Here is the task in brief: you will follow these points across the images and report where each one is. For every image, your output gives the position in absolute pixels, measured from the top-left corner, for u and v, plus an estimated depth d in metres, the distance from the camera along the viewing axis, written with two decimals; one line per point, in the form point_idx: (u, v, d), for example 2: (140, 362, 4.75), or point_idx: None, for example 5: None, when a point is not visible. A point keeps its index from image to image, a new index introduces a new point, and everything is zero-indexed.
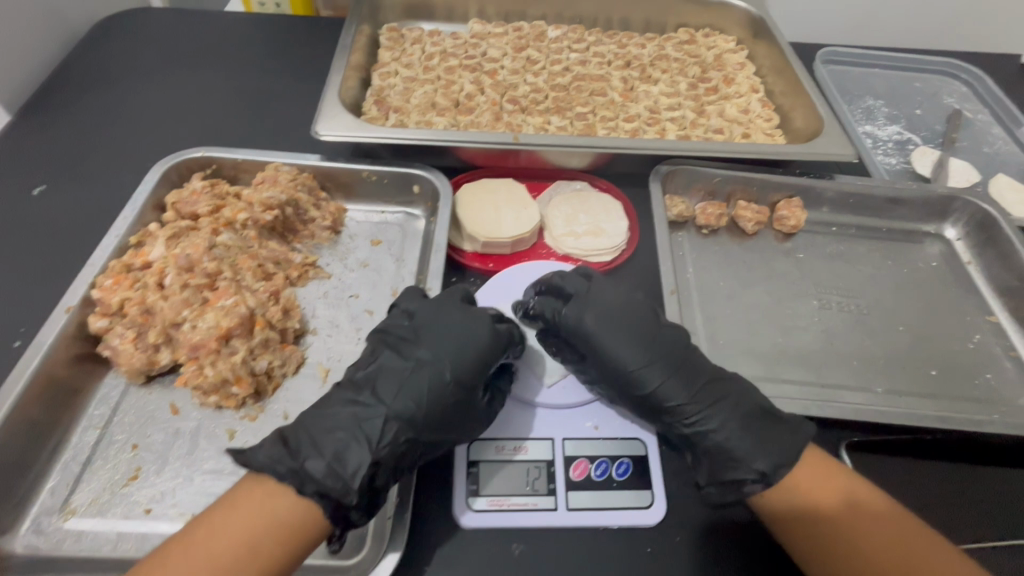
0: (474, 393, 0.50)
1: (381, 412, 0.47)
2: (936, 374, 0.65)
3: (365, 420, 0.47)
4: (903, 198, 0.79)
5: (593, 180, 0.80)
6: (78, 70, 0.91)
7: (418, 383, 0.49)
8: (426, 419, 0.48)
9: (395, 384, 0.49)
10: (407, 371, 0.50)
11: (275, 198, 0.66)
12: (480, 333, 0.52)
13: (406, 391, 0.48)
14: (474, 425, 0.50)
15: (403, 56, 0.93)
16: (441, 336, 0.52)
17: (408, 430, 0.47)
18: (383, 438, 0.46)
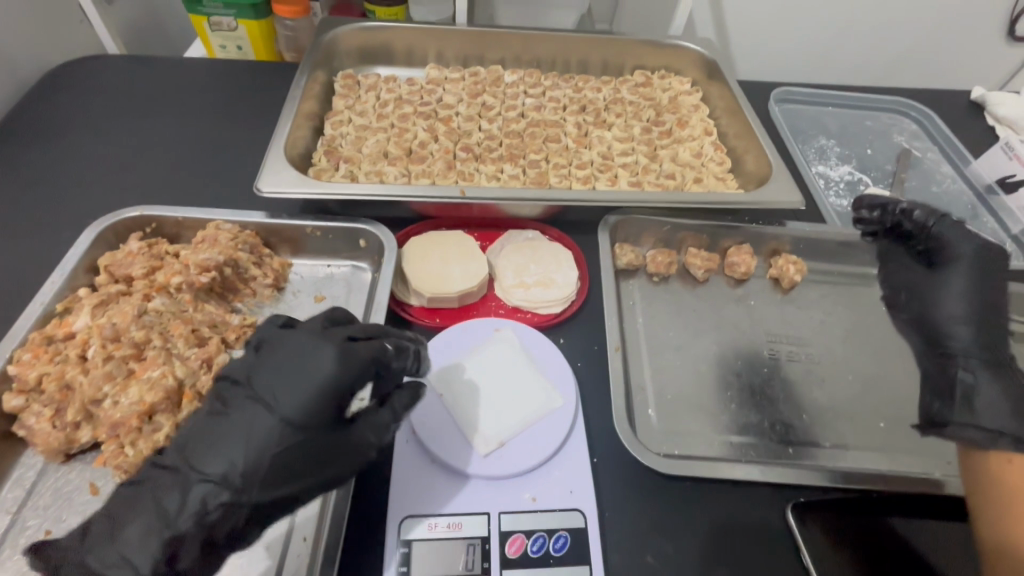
0: (305, 442, 0.45)
1: (186, 479, 0.43)
2: (885, 426, 0.65)
3: (165, 490, 0.43)
4: (851, 242, 0.80)
5: (545, 229, 0.80)
6: (24, 122, 0.90)
7: (232, 441, 0.44)
8: (243, 481, 0.43)
9: (209, 442, 0.44)
10: (228, 424, 0.45)
11: (213, 259, 0.64)
12: (313, 372, 0.45)
13: (223, 451, 0.43)
14: (307, 477, 0.45)
15: (357, 103, 0.93)
16: (270, 379, 0.45)
17: (220, 497, 0.42)
18: (187, 509, 0.42)
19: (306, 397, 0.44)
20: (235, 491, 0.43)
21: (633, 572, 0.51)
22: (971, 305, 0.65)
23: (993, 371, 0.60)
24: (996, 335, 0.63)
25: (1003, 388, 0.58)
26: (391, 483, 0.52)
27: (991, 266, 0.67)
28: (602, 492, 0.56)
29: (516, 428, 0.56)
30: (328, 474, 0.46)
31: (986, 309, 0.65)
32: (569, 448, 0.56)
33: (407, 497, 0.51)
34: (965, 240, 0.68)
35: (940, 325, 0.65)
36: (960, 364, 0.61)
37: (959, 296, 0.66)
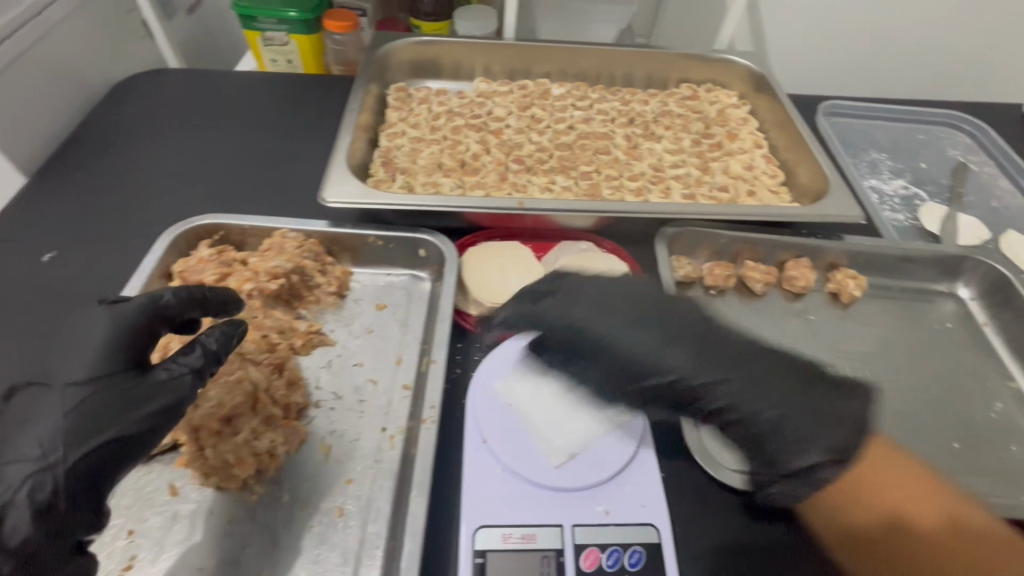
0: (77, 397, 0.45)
1: None
2: (959, 447, 0.63)
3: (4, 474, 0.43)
4: (913, 256, 0.78)
5: (599, 241, 0.80)
6: (94, 133, 0.94)
7: (24, 422, 0.45)
8: (45, 446, 0.43)
9: (26, 424, 0.45)
10: (18, 414, 0.46)
11: (283, 266, 0.66)
12: (88, 335, 0.49)
13: (32, 426, 0.45)
14: (94, 426, 0.45)
15: (410, 116, 0.94)
16: (67, 357, 0.49)
17: (24, 469, 0.43)
18: (6, 486, 0.42)
19: (92, 354, 0.48)
20: (44, 460, 0.43)
21: None
22: (639, 342, 0.56)
23: (743, 387, 0.55)
24: (713, 349, 0.57)
25: (811, 422, 0.53)
26: (464, 493, 0.52)
27: (629, 291, 0.60)
28: (673, 507, 0.55)
29: (586, 441, 0.55)
30: (99, 423, 0.45)
31: (691, 339, 0.57)
32: (639, 462, 0.55)
33: (480, 505, 0.51)
34: (592, 316, 0.58)
35: (682, 385, 0.55)
36: (740, 421, 0.55)
37: (673, 353, 0.56)
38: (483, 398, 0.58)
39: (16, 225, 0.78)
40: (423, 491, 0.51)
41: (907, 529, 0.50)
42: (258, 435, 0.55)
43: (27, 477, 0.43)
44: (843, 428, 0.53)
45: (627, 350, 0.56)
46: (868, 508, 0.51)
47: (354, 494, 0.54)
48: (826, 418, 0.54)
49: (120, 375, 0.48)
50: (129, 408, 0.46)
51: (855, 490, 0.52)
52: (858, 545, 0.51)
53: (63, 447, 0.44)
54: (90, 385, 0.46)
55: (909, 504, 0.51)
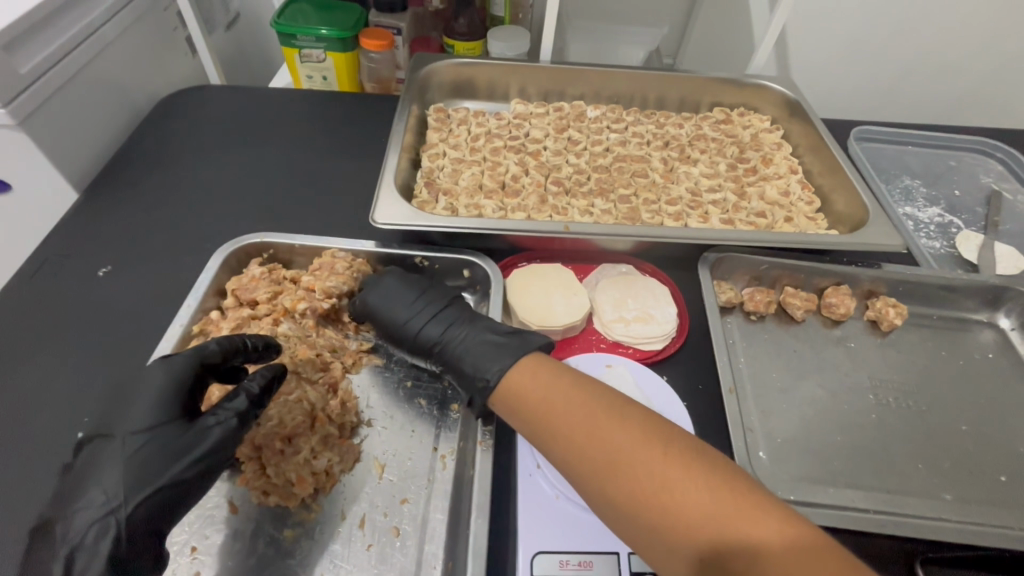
0: (138, 444, 0.47)
1: (59, 517, 0.44)
2: (1006, 480, 0.63)
3: (72, 521, 0.44)
4: (953, 286, 0.79)
5: (639, 264, 0.81)
6: (141, 147, 0.96)
7: (90, 470, 0.46)
8: (112, 492, 0.45)
9: (92, 471, 0.46)
10: (84, 462, 0.47)
11: (337, 287, 0.68)
12: (141, 383, 0.50)
13: (96, 473, 0.46)
14: (156, 472, 0.46)
15: (450, 136, 0.96)
16: (124, 405, 0.50)
17: (95, 514, 0.44)
18: (74, 531, 0.43)
19: (150, 401, 0.49)
20: (111, 505, 0.44)
21: None
22: (423, 330, 0.63)
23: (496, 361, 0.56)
24: (472, 341, 0.59)
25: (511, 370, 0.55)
26: (520, 516, 0.53)
27: (397, 284, 0.68)
28: None
29: None
30: (162, 468, 0.46)
31: (444, 325, 0.62)
32: None
33: (537, 531, 0.52)
34: (381, 300, 0.66)
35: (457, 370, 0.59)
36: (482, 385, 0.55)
37: (431, 335, 0.62)
38: None
39: (67, 236, 0.79)
40: (482, 512, 0.52)
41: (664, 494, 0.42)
42: (317, 453, 0.56)
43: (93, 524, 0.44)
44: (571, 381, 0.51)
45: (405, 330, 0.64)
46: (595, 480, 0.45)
47: (409, 514, 0.55)
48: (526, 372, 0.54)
49: (173, 422, 0.48)
50: (185, 453, 0.47)
51: (548, 435, 0.49)
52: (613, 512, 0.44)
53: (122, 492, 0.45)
54: (147, 430, 0.47)
55: (653, 467, 0.43)
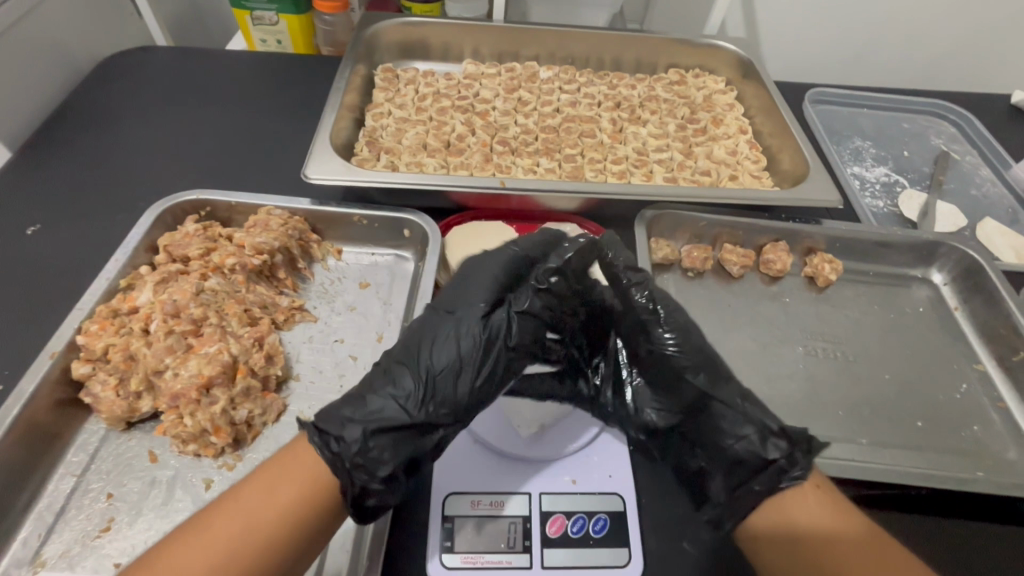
0: (479, 345, 0.55)
1: (409, 387, 0.51)
2: (921, 426, 0.64)
3: (408, 396, 0.51)
4: (889, 242, 0.80)
5: (583, 222, 0.79)
6: (76, 105, 0.93)
7: (443, 352, 0.54)
8: (444, 391, 0.52)
9: (438, 353, 0.54)
10: (438, 339, 0.55)
11: (268, 243, 0.67)
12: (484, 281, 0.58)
13: (432, 362, 0.53)
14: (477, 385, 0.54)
15: (397, 96, 0.95)
16: (466, 294, 0.58)
17: (424, 401, 0.51)
18: (421, 412, 0.51)
19: (504, 313, 0.57)
20: (441, 398, 0.52)
21: (672, 557, 0.51)
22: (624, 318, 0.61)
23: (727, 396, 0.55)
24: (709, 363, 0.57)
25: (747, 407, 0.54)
26: (436, 461, 0.55)
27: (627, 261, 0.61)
28: (643, 479, 0.56)
29: (556, 415, 0.58)
30: (478, 387, 0.54)
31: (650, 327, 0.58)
32: (608, 433, 0.58)
33: (452, 475, 0.54)
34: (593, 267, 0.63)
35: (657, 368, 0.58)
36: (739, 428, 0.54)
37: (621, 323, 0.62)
38: None
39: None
40: None
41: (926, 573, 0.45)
42: (238, 404, 0.56)
43: (386, 406, 0.50)
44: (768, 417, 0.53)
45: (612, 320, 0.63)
46: (838, 520, 0.47)
47: None
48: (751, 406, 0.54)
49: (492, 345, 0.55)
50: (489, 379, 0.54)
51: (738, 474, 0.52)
52: (828, 546, 0.46)
53: (436, 396, 0.52)
54: (474, 338, 0.55)
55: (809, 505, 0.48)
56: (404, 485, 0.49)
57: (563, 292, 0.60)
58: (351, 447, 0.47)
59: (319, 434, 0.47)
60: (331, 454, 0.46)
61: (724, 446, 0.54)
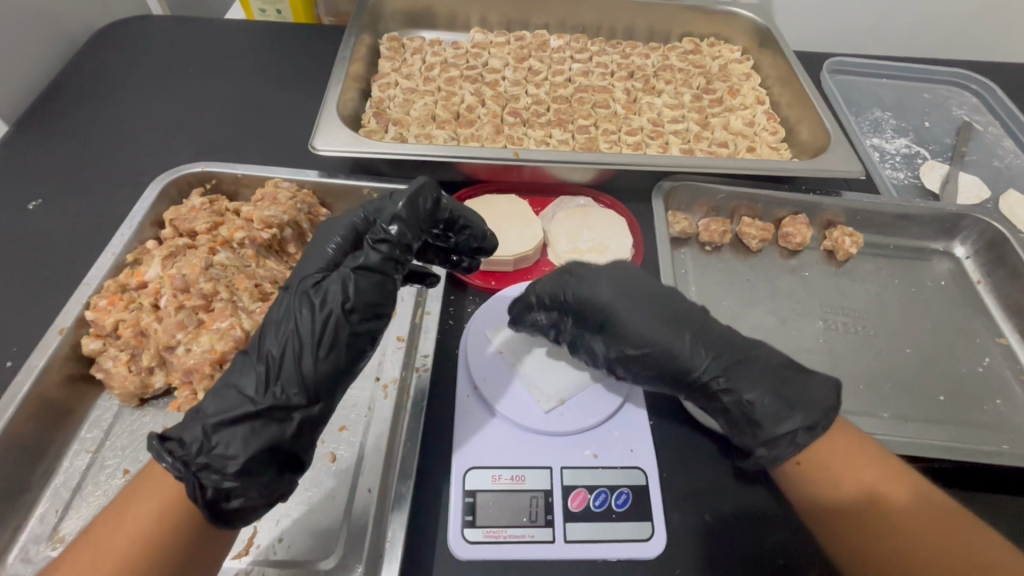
0: (313, 312, 0.48)
1: (254, 368, 0.46)
2: (944, 400, 0.64)
3: (247, 377, 0.46)
4: (911, 214, 0.78)
5: (596, 196, 0.78)
6: (71, 75, 0.89)
7: (280, 327, 0.48)
8: (282, 365, 0.46)
9: (273, 329, 0.48)
10: (275, 315, 0.49)
11: (277, 217, 0.65)
12: (319, 253, 0.53)
13: (269, 341, 0.47)
14: (314, 354, 0.46)
15: (403, 66, 0.92)
16: (304, 267, 0.52)
17: (262, 379, 0.45)
18: (260, 394, 0.45)
19: (342, 278, 0.49)
20: (277, 374, 0.46)
21: (694, 530, 0.51)
22: (643, 322, 0.53)
23: (744, 375, 0.50)
24: (718, 340, 0.52)
25: (776, 399, 0.49)
26: (456, 435, 0.54)
27: (627, 273, 0.56)
28: (665, 453, 0.55)
29: (576, 389, 0.57)
30: (319, 355, 0.47)
31: (677, 325, 0.53)
32: (629, 409, 0.57)
33: (471, 449, 0.53)
34: (592, 284, 0.55)
35: (674, 361, 0.52)
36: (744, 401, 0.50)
37: (643, 328, 0.52)
38: (476, 344, 0.60)
39: None
40: (415, 434, 0.54)
41: (939, 509, 0.45)
42: None
43: (228, 399, 0.44)
44: (803, 405, 0.48)
45: (625, 323, 0.53)
46: (841, 478, 0.48)
47: (347, 440, 0.55)
48: (778, 402, 0.48)
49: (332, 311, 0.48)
50: (330, 346, 0.47)
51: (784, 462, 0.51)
52: (843, 516, 0.47)
53: (277, 374, 0.46)
54: (309, 308, 0.48)
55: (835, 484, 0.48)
56: (271, 480, 0.43)
57: (408, 239, 0.51)
58: (191, 449, 0.41)
59: (159, 445, 0.41)
60: (177, 461, 0.40)
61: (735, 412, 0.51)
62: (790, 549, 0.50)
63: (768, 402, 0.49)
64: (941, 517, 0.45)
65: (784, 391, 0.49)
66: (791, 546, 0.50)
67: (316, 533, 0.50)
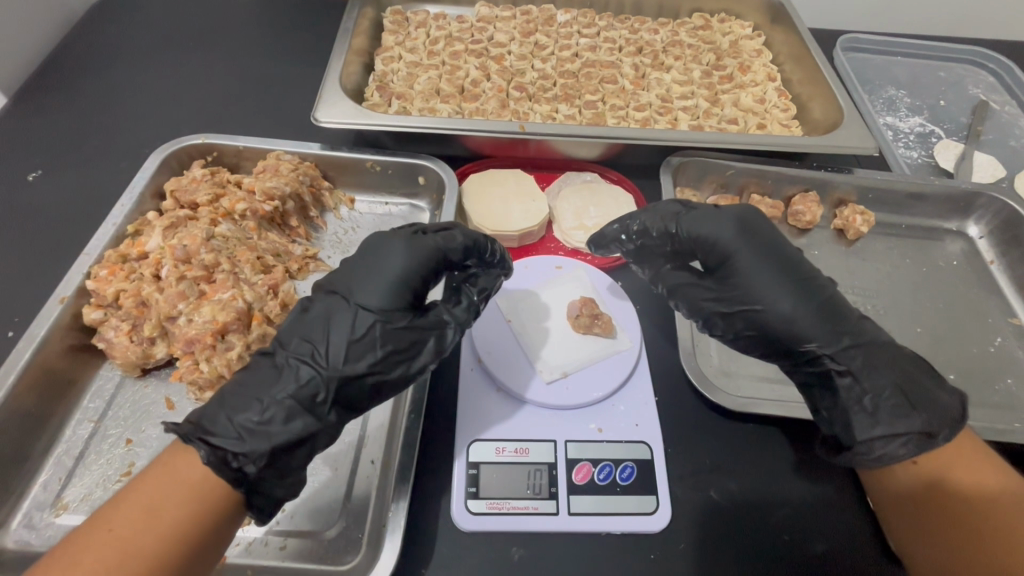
0: (400, 342, 0.46)
1: (319, 383, 0.44)
2: (954, 378, 0.63)
3: (305, 389, 0.43)
4: (924, 193, 0.76)
5: (603, 172, 0.77)
6: (70, 47, 0.88)
7: (357, 347, 0.45)
8: (354, 391, 0.45)
9: (342, 344, 0.45)
10: (342, 325, 0.46)
11: (279, 188, 0.63)
12: (388, 264, 0.48)
13: (343, 357, 0.45)
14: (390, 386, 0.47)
15: (407, 39, 0.90)
16: (370, 272, 0.48)
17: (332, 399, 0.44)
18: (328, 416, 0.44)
19: (432, 319, 0.49)
20: (348, 398, 0.45)
21: (699, 505, 0.50)
22: (764, 272, 0.52)
23: (871, 360, 0.49)
24: (838, 311, 0.51)
25: (904, 394, 0.47)
26: (460, 408, 0.54)
27: (749, 218, 0.54)
28: (671, 429, 0.55)
29: (580, 362, 0.56)
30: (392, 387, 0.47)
31: (799, 281, 0.52)
32: (634, 384, 0.57)
33: (475, 422, 0.53)
34: (713, 221, 0.54)
35: (787, 323, 0.50)
36: (851, 386, 0.49)
37: (766, 279, 0.51)
38: (481, 316, 0.59)
39: None
40: (418, 406, 0.52)
41: (950, 492, 0.44)
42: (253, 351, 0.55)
43: (291, 415, 0.42)
44: (932, 411, 0.46)
45: (746, 265, 0.52)
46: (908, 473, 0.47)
47: None
48: (901, 398, 0.47)
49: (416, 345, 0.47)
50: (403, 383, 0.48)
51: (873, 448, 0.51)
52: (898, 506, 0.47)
53: (349, 397, 0.45)
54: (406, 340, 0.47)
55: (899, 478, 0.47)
56: None
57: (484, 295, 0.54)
58: (257, 465, 0.40)
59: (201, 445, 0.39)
60: (235, 473, 0.39)
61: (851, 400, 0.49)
62: (794, 523, 0.50)
63: (888, 388, 0.48)
64: (949, 500, 0.44)
65: (918, 393, 0.47)
66: (795, 520, 0.50)
67: (317, 503, 0.50)
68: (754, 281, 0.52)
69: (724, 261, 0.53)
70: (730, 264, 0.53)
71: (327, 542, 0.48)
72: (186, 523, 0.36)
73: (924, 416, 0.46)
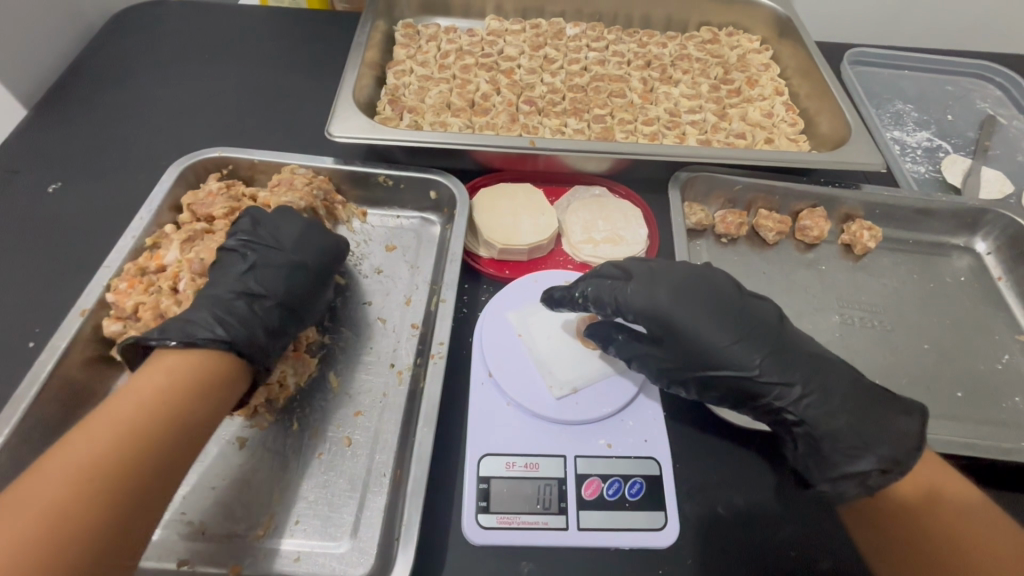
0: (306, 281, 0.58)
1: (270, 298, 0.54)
2: (961, 396, 0.63)
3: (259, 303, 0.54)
4: (931, 210, 0.77)
5: (613, 186, 0.77)
6: (87, 58, 0.89)
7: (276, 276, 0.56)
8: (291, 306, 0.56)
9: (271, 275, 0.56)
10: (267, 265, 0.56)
11: (294, 203, 0.64)
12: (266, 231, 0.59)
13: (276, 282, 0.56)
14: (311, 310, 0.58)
15: (418, 53, 0.91)
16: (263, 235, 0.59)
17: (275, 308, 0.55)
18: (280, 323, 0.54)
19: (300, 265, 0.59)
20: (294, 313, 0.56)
21: (708, 522, 0.51)
22: (710, 334, 0.51)
23: (824, 406, 0.50)
24: (790, 348, 0.51)
25: (861, 434, 0.49)
26: (472, 422, 0.54)
27: (679, 276, 0.53)
28: (679, 444, 0.55)
29: (589, 377, 0.57)
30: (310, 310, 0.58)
31: (742, 331, 0.51)
32: (643, 400, 0.57)
33: (485, 436, 0.54)
34: (647, 290, 0.52)
35: (741, 379, 0.51)
36: (810, 431, 0.51)
37: (711, 340, 0.51)
38: (495, 332, 0.60)
39: (14, 152, 0.76)
40: (430, 422, 0.52)
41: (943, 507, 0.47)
42: None
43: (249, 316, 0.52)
44: (885, 441, 0.48)
45: (687, 329, 0.51)
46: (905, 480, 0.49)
47: (362, 425, 0.56)
48: (856, 440, 0.49)
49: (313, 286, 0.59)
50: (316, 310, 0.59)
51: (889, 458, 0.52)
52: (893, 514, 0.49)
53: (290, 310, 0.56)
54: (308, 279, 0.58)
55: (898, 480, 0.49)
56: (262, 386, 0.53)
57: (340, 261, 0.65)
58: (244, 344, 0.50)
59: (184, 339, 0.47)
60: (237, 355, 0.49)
61: (817, 448, 0.50)
62: (804, 542, 0.50)
63: (843, 427, 0.49)
64: (941, 514, 0.47)
65: (873, 430, 0.49)
66: (804, 539, 0.51)
67: (331, 516, 0.51)
68: (699, 344, 0.51)
69: (665, 327, 0.52)
70: (672, 329, 0.52)
71: (340, 555, 0.49)
72: (206, 417, 0.45)
73: (882, 453, 0.48)
